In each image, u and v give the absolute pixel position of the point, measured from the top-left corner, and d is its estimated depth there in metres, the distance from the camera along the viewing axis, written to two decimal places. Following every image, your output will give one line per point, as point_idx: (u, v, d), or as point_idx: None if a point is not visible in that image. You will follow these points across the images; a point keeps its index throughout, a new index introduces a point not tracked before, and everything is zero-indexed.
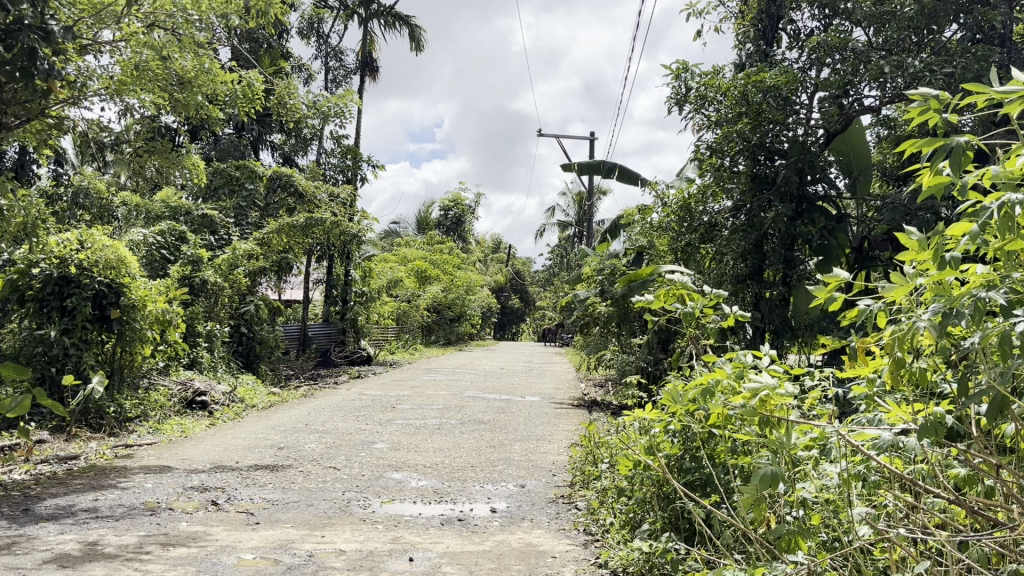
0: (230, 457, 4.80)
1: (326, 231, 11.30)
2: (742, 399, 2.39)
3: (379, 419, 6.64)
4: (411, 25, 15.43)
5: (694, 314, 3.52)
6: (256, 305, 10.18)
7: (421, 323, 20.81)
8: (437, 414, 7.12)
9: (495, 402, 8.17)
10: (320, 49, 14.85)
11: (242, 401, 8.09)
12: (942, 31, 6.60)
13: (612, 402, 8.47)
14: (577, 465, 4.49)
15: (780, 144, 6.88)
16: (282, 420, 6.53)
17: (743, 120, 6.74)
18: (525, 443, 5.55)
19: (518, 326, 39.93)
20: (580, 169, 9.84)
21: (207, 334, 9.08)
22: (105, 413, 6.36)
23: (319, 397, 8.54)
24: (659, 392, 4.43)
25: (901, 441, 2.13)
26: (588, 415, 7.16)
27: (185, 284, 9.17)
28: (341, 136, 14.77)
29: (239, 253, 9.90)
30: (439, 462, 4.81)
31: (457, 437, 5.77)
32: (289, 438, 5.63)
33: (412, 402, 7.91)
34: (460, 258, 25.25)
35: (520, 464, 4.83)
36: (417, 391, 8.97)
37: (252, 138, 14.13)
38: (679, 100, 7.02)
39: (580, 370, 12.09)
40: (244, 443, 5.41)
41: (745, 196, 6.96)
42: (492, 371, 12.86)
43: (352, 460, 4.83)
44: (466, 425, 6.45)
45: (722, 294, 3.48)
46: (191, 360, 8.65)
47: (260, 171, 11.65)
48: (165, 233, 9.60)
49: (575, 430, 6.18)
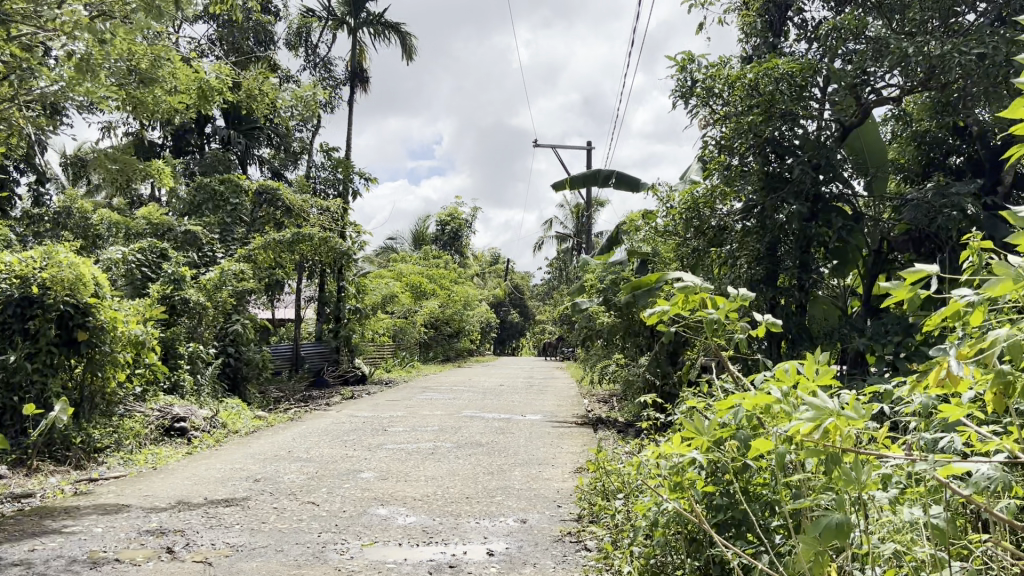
0: (198, 493, 4.30)
1: (315, 246, 10.86)
2: (796, 426, 1.89)
3: (368, 444, 6.15)
4: (401, 34, 15.03)
5: (716, 326, 2.92)
6: (243, 325, 9.71)
7: (418, 340, 20.36)
8: (431, 436, 6.63)
9: (494, 422, 7.68)
10: (308, 60, 14.45)
11: (224, 426, 7.59)
12: (965, 13, 6.12)
13: (619, 420, 7.99)
14: (585, 494, 4.01)
15: (794, 140, 6.35)
16: (263, 447, 6.05)
17: (754, 113, 6.23)
18: (526, 469, 5.07)
19: (518, 341, 39.53)
20: (576, 179, 9.38)
21: (190, 355, 8.60)
22: (71, 443, 5.87)
23: (308, 420, 8.05)
24: (675, 412, 3.94)
25: (1006, 481, 1.63)
26: (594, 435, 6.69)
27: (166, 303, 8.70)
28: (331, 149, 14.36)
29: (226, 273, 9.43)
30: (431, 494, 4.32)
31: (452, 463, 5.29)
32: (268, 468, 5.15)
33: (406, 424, 7.42)
34: (457, 274, 24.82)
35: (520, 494, 4.34)
36: (411, 412, 8.48)
37: (239, 153, 13.69)
38: (683, 94, 6.56)
39: (583, 386, 11.62)
40: (219, 474, 4.93)
41: (757, 196, 6.48)
42: (493, 388, 12.38)
43: (334, 494, 4.34)
44: (462, 448, 5.96)
45: (750, 299, 2.88)
46: (173, 385, 8.18)
47: (246, 185, 11.17)
48: (146, 250, 9.14)
49: (581, 451, 5.70)
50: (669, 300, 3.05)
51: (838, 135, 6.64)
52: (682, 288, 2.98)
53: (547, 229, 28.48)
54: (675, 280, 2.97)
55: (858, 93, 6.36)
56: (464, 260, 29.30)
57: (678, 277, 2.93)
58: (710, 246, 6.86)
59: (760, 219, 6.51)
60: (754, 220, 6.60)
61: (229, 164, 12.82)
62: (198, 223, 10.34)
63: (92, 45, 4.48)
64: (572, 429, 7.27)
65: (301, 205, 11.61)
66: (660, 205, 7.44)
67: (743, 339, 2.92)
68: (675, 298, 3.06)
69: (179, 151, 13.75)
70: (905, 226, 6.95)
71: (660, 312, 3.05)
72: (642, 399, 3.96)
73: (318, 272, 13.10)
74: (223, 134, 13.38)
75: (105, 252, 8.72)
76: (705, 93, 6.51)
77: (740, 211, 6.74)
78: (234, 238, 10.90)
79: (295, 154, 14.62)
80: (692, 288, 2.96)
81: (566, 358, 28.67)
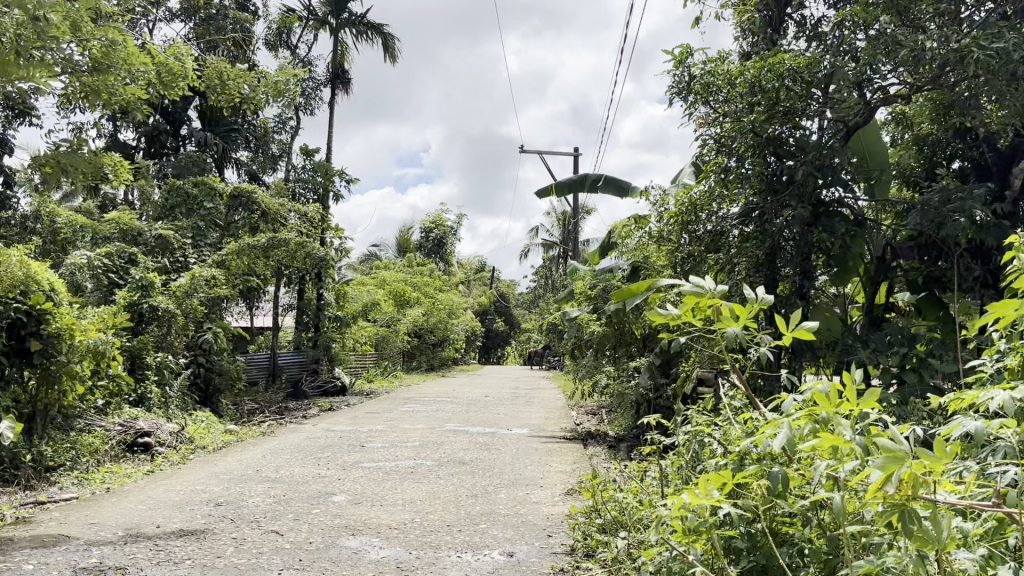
0: (150, 521, 3.89)
1: (291, 252, 10.44)
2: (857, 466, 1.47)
3: (343, 463, 5.74)
4: (384, 35, 14.67)
5: (738, 338, 2.52)
6: (214, 334, 9.29)
7: (401, 349, 19.95)
8: (411, 453, 6.23)
9: (478, 437, 7.28)
10: (288, 61, 14.04)
11: (191, 442, 7.15)
12: (977, 7, 5.78)
13: (609, 434, 7.61)
14: (578, 524, 3.61)
15: (794, 141, 6.00)
16: (230, 466, 5.64)
17: (755, 111, 5.87)
18: (513, 492, 4.68)
19: (502, 350, 39.22)
20: (562, 183, 9.01)
21: (157, 366, 8.16)
22: (20, 462, 5.44)
23: (282, 435, 7.63)
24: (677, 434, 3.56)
25: None
26: (583, 452, 6.31)
27: (133, 311, 8.26)
28: (311, 153, 13.96)
29: (198, 280, 9.00)
30: (409, 522, 3.91)
31: (432, 484, 4.89)
32: (233, 491, 4.73)
33: (385, 439, 7.02)
34: (441, 281, 24.44)
35: (507, 522, 3.93)
36: (390, 426, 8.07)
37: (216, 156, 13.28)
38: (680, 91, 6.21)
39: (569, 398, 11.26)
40: (177, 498, 4.50)
41: (756, 200, 6.08)
42: (476, 400, 11.97)
43: (301, 521, 3.93)
44: (444, 467, 5.57)
45: (778, 302, 2.50)
46: (138, 398, 7.74)
47: (220, 188, 10.73)
48: (114, 256, 8.71)
49: (570, 471, 5.32)
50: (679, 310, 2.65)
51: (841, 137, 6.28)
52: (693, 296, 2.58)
53: (533, 236, 28.16)
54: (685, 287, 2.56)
55: (863, 93, 6.01)
56: (449, 268, 28.93)
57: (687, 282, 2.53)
58: (707, 253, 6.50)
59: (759, 224, 6.13)
60: (753, 226, 6.22)
61: (204, 166, 12.38)
62: (170, 227, 9.91)
63: (27, 23, 4.03)
64: (560, 445, 6.89)
65: (278, 209, 11.20)
66: (653, 209, 7.09)
67: (766, 354, 2.54)
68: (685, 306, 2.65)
69: (154, 154, 13.33)
70: (909, 232, 6.59)
71: (668, 321, 2.65)
72: (642, 419, 3.55)
73: (296, 279, 12.69)
74: (199, 136, 12.97)
75: (69, 257, 8.28)
76: (702, 90, 6.14)
77: (738, 216, 6.35)
78: (207, 244, 10.46)
79: (274, 157, 14.22)
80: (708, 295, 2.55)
81: (552, 367, 28.32)
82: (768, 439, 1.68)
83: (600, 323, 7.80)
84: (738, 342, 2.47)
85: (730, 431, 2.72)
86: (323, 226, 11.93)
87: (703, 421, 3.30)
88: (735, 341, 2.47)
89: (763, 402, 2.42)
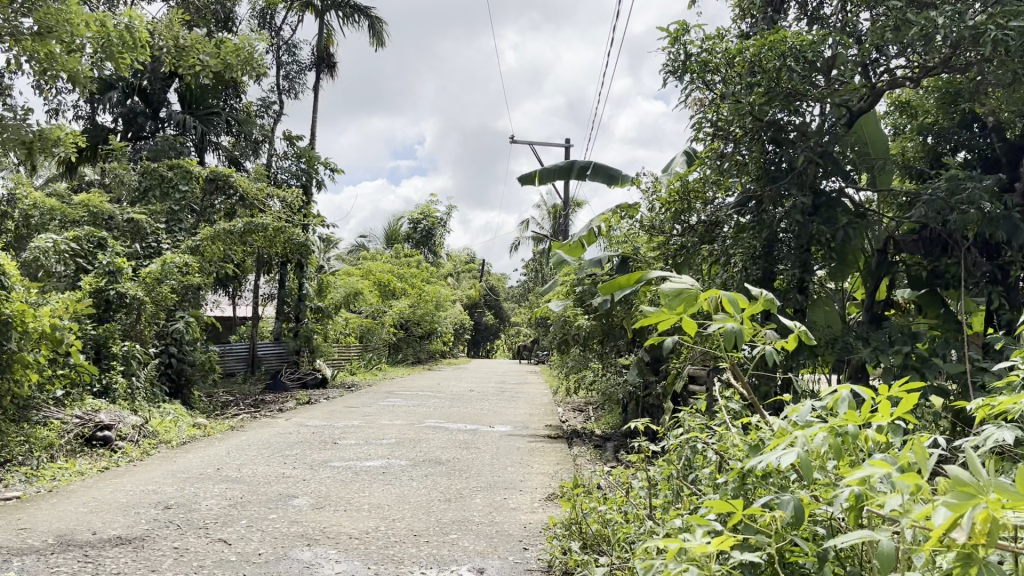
0: (87, 527, 3.53)
1: (268, 237, 10.07)
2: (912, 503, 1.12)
3: (311, 462, 5.38)
4: (370, 18, 14.28)
5: (736, 338, 2.16)
6: (186, 322, 8.91)
7: (386, 341, 19.59)
8: (385, 452, 5.89)
9: (459, 435, 6.92)
10: (271, 43, 13.65)
11: (155, 435, 6.77)
12: None
13: (596, 433, 7.28)
14: (557, 537, 3.27)
15: (793, 124, 5.57)
16: (189, 464, 5.28)
17: (755, 91, 5.42)
18: (490, 496, 4.35)
19: (491, 343, 38.96)
20: (550, 170, 8.66)
21: (124, 355, 7.78)
22: None
23: (253, 430, 7.27)
24: (667, 440, 3.22)
25: None
26: (567, 453, 5.98)
27: (98, 298, 7.89)
28: (294, 138, 13.58)
29: (169, 266, 8.61)
30: (372, 531, 3.56)
31: (402, 487, 4.55)
32: (187, 492, 4.37)
33: (359, 436, 6.68)
34: (429, 272, 24.09)
35: (480, 532, 3.59)
36: (368, 422, 7.72)
37: (195, 140, 12.87)
38: (676, 69, 5.86)
39: (556, 394, 10.94)
40: (124, 499, 4.15)
41: (754, 188, 5.75)
42: (461, 394, 11.64)
43: (253, 529, 3.58)
44: (419, 467, 5.23)
45: (782, 296, 2.14)
46: (103, 388, 7.36)
47: (196, 170, 10.31)
48: (82, 240, 8.33)
49: (553, 474, 4.98)
50: (670, 307, 2.28)
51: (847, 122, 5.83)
52: (684, 292, 2.20)
53: (523, 229, 27.84)
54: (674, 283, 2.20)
55: (869, 75, 5.63)
56: (437, 259, 28.59)
57: (676, 276, 2.16)
58: (701, 244, 6.15)
59: (758, 214, 5.77)
60: (749, 216, 5.89)
61: (181, 149, 11.98)
62: (142, 211, 9.51)
63: None
64: (544, 444, 6.56)
65: (256, 194, 10.82)
66: (646, 197, 6.75)
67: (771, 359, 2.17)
68: (677, 303, 2.28)
69: (132, 137, 12.95)
70: (912, 224, 6.25)
71: (653, 321, 2.28)
72: (630, 424, 3.20)
73: (276, 267, 12.32)
74: (178, 118, 12.58)
75: (34, 240, 7.89)
76: (698, 69, 5.77)
77: (734, 205, 6.01)
78: (182, 229, 10.08)
79: (255, 142, 13.83)
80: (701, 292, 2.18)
81: (540, 361, 28.04)
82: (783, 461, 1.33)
83: (587, 316, 7.46)
84: (737, 345, 2.10)
85: (731, 442, 2.37)
86: (304, 212, 11.59)
87: (698, 428, 2.96)
88: (733, 345, 2.10)
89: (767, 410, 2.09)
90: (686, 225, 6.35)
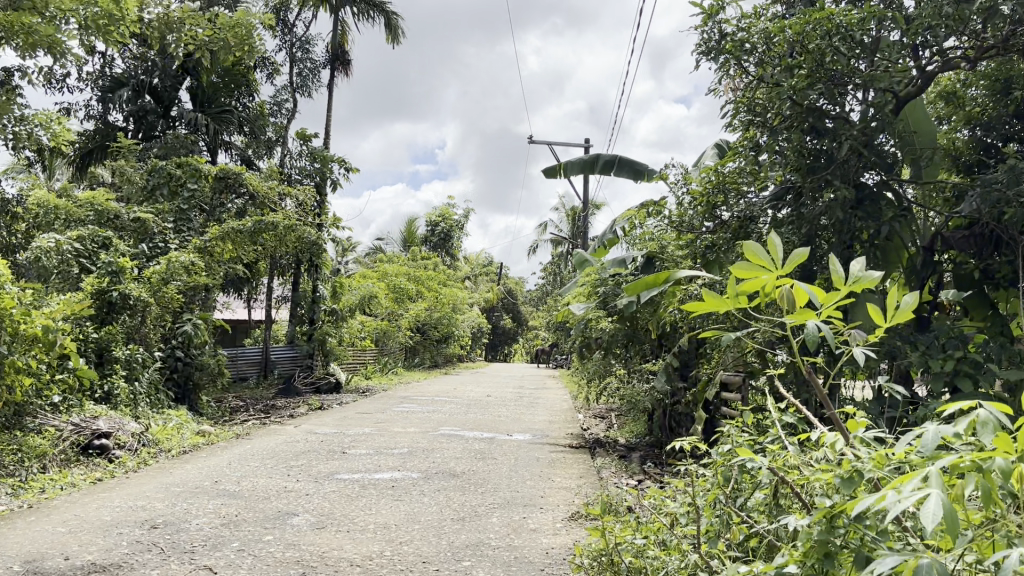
0: (62, 552, 3.18)
1: (279, 236, 9.76)
2: None
3: (317, 474, 5.02)
4: (386, 14, 13.95)
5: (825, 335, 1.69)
6: (195, 325, 8.57)
7: (402, 345, 19.27)
8: (396, 463, 5.52)
9: (475, 444, 6.55)
10: (285, 40, 13.35)
11: (156, 443, 6.43)
12: None
13: (619, 442, 6.89)
14: (585, 567, 2.89)
15: (834, 110, 5.14)
16: (185, 475, 4.92)
17: (796, 74, 4.98)
18: (507, 515, 3.97)
19: (508, 347, 38.64)
20: (572, 165, 8.28)
21: (127, 359, 7.47)
22: None
23: (259, 438, 6.92)
24: (712, 458, 2.84)
25: None
26: (590, 466, 5.60)
27: (101, 300, 7.57)
28: (308, 137, 13.27)
29: (175, 265, 8.30)
30: (376, 558, 3.18)
31: (412, 504, 4.17)
32: (178, 509, 4.01)
33: (370, 445, 6.31)
34: (447, 276, 23.77)
35: (497, 558, 3.22)
36: (380, 429, 7.37)
37: (207, 139, 12.59)
38: (709, 52, 5.45)
39: (576, 401, 10.55)
40: (108, 518, 3.79)
41: (794, 181, 5.27)
42: (477, 399, 11.26)
43: (245, 554, 3.22)
44: (432, 480, 4.85)
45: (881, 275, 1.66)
46: (104, 394, 7.03)
47: (206, 168, 9.99)
48: (85, 239, 8.04)
49: (576, 489, 4.60)
50: (735, 289, 1.80)
51: (895, 108, 5.34)
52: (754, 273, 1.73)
53: (541, 231, 27.49)
54: (746, 256, 1.71)
55: (918, 56, 5.16)
56: (454, 262, 28.26)
57: (751, 247, 1.68)
58: (735, 240, 5.73)
59: (796, 207, 5.36)
60: (788, 210, 5.46)
61: (192, 148, 11.69)
62: (149, 210, 9.21)
63: None
64: (566, 455, 6.17)
65: (268, 192, 10.51)
66: (674, 192, 6.37)
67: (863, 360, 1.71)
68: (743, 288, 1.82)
69: (143, 136, 12.67)
70: (962, 220, 5.80)
71: (713, 313, 1.81)
72: (673, 443, 2.82)
73: (289, 268, 12.03)
74: (190, 117, 12.32)
75: (36, 239, 7.59)
76: (735, 49, 5.32)
77: (770, 200, 5.57)
78: (191, 229, 9.76)
79: (268, 142, 13.53)
80: (780, 272, 1.70)
81: (559, 366, 27.70)
82: (928, 520, 0.96)
83: (610, 319, 7.07)
84: (828, 340, 1.63)
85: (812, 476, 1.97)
86: (320, 213, 11.38)
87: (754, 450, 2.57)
88: (823, 339, 1.63)
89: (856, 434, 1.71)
90: (719, 220, 5.94)
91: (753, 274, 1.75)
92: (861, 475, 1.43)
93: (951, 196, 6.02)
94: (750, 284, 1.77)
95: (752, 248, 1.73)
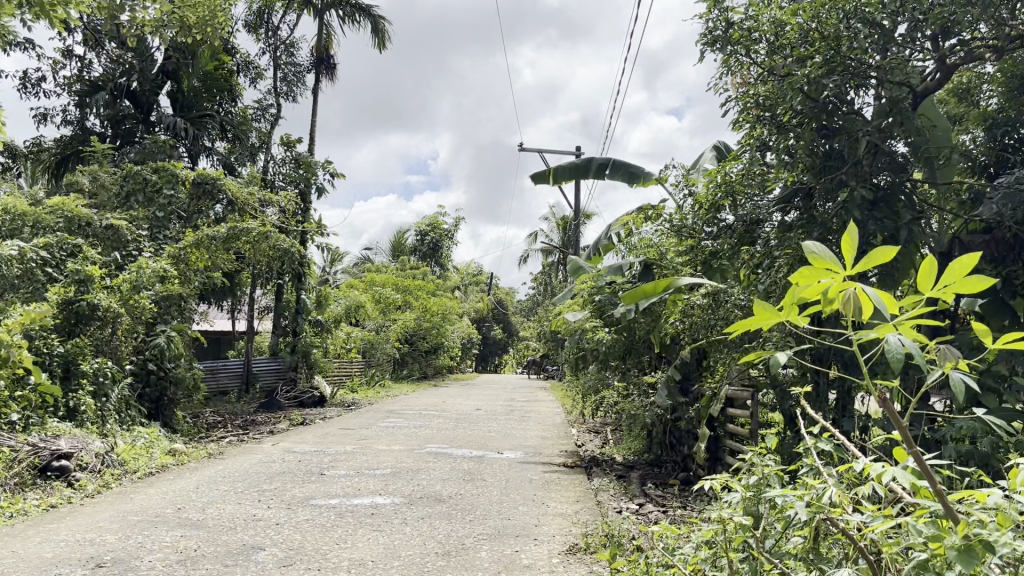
0: None
1: (253, 243, 9.47)
2: None
3: (291, 500, 4.60)
4: (373, 16, 13.59)
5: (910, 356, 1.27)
6: (169, 337, 8.14)
7: (390, 357, 18.84)
8: (377, 486, 5.11)
9: (463, 464, 6.13)
10: (268, 43, 12.97)
11: (122, 464, 6.00)
12: None
13: (617, 460, 6.49)
14: None
15: (848, 106, 4.75)
16: (146, 502, 4.50)
17: (809, 65, 4.59)
18: (500, 550, 3.55)
19: (499, 358, 38.26)
20: (565, 169, 7.92)
21: (94, 373, 7.04)
22: None
23: (233, 457, 6.49)
24: (736, 493, 2.44)
25: None
26: (587, 489, 5.20)
27: (67, 311, 7.16)
28: (291, 142, 12.87)
29: (147, 273, 7.89)
30: None
31: (392, 537, 3.76)
32: (130, 544, 3.59)
33: (351, 466, 5.89)
34: (435, 285, 23.33)
35: None
36: (363, 447, 6.94)
37: (187, 145, 12.18)
38: (711, 42, 5.09)
39: (569, 415, 10.15)
40: (48, 555, 3.37)
41: (804, 181, 4.89)
42: (467, 414, 10.85)
43: None
44: (415, 506, 4.44)
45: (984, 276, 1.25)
46: (68, 410, 6.59)
47: (182, 173, 9.57)
48: (51, 247, 7.62)
49: (574, 517, 4.21)
50: (791, 295, 1.42)
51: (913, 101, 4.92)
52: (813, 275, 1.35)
53: (532, 240, 27.14)
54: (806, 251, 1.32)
55: (938, 47, 4.77)
56: (444, 272, 27.86)
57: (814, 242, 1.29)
58: (740, 246, 5.38)
59: (807, 210, 4.96)
60: (797, 212, 5.07)
61: (170, 153, 11.26)
62: (122, 216, 8.77)
63: None
64: (561, 475, 5.77)
65: (246, 198, 10.10)
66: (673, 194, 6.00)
67: (961, 385, 1.29)
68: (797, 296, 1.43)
69: (121, 141, 12.26)
70: (980, 223, 5.40)
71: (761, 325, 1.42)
72: (700, 482, 2.45)
73: (272, 278, 11.60)
74: (168, 121, 11.90)
75: None
76: (743, 38, 5.04)
77: (778, 201, 5.16)
78: (166, 237, 9.34)
79: (251, 147, 13.14)
80: (847, 274, 1.32)
81: (551, 378, 27.25)
82: None
83: (607, 330, 6.68)
84: (920, 359, 1.23)
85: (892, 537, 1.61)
86: (303, 221, 10.98)
87: (792, 489, 2.18)
88: (912, 357, 1.23)
89: (945, 493, 1.49)
90: (723, 224, 5.57)
91: (812, 278, 1.36)
92: (996, 548, 1.26)
93: (967, 198, 5.65)
94: (809, 290, 1.38)
95: (812, 244, 1.35)
